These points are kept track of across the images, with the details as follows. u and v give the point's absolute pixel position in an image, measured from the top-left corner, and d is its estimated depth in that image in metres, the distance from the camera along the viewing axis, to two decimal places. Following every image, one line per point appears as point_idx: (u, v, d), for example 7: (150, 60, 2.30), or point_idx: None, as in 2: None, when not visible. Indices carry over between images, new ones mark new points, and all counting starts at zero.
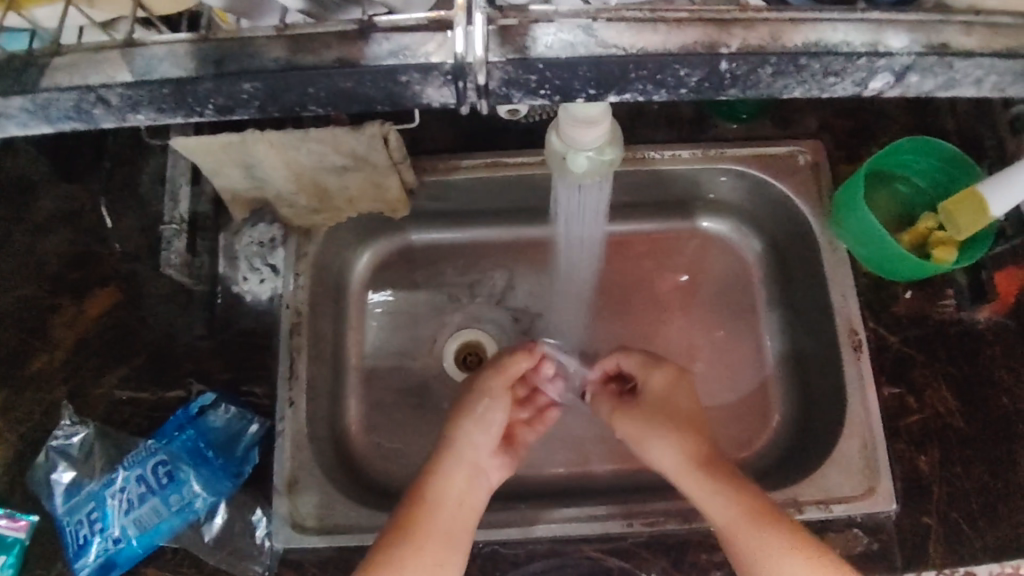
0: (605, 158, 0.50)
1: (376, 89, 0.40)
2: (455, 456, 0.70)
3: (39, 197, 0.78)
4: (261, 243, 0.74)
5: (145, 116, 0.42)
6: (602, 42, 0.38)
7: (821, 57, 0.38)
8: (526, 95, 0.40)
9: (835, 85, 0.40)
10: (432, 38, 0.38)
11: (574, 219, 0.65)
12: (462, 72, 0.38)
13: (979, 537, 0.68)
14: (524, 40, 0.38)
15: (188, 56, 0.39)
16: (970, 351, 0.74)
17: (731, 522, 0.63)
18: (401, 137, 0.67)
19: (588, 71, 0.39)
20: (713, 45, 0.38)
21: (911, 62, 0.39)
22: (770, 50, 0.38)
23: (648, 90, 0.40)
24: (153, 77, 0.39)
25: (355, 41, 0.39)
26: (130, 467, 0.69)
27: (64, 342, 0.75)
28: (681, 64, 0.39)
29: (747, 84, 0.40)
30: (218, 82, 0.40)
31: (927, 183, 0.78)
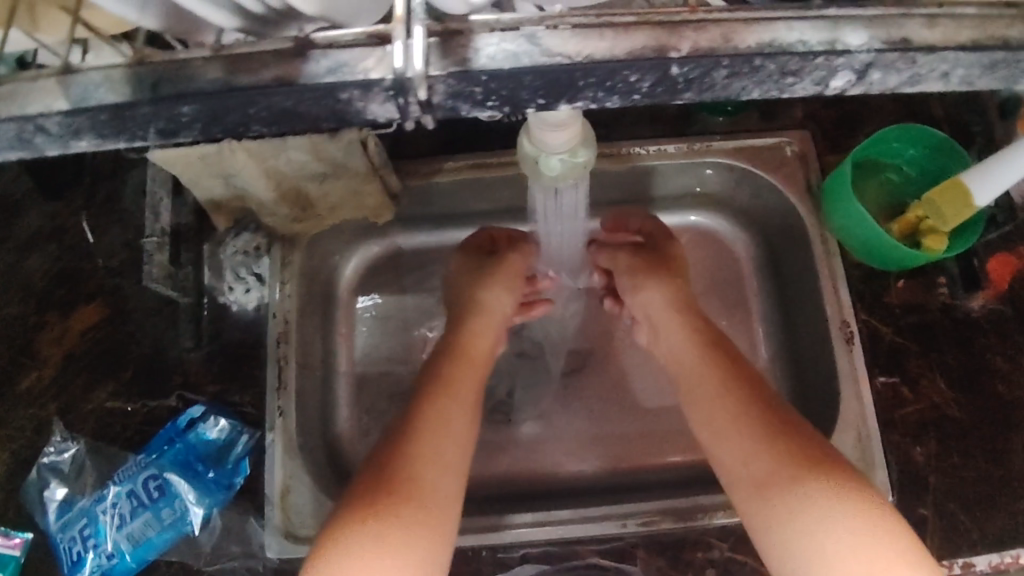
0: (579, 160, 0.49)
1: (319, 107, 0.35)
2: (444, 415, 0.61)
3: (22, 214, 0.78)
4: (245, 252, 0.73)
5: (87, 143, 0.37)
6: (547, 51, 0.34)
7: (776, 58, 0.34)
8: (474, 106, 0.36)
9: (794, 86, 0.36)
10: (371, 53, 0.34)
11: (552, 219, 0.64)
12: (403, 87, 0.34)
13: (977, 528, 0.68)
14: (466, 52, 0.34)
15: (126, 81, 0.35)
16: (964, 339, 0.73)
17: (762, 475, 0.57)
18: (379, 142, 0.67)
19: (533, 81, 0.35)
20: (663, 49, 0.34)
21: (872, 60, 0.35)
22: (724, 51, 0.34)
23: (600, 97, 0.36)
24: (90, 104, 0.35)
25: (292, 58, 0.34)
26: (121, 483, 0.69)
27: (52, 359, 0.74)
28: (631, 70, 0.35)
29: (703, 87, 0.36)
30: (156, 106, 0.35)
31: (916, 171, 0.77)
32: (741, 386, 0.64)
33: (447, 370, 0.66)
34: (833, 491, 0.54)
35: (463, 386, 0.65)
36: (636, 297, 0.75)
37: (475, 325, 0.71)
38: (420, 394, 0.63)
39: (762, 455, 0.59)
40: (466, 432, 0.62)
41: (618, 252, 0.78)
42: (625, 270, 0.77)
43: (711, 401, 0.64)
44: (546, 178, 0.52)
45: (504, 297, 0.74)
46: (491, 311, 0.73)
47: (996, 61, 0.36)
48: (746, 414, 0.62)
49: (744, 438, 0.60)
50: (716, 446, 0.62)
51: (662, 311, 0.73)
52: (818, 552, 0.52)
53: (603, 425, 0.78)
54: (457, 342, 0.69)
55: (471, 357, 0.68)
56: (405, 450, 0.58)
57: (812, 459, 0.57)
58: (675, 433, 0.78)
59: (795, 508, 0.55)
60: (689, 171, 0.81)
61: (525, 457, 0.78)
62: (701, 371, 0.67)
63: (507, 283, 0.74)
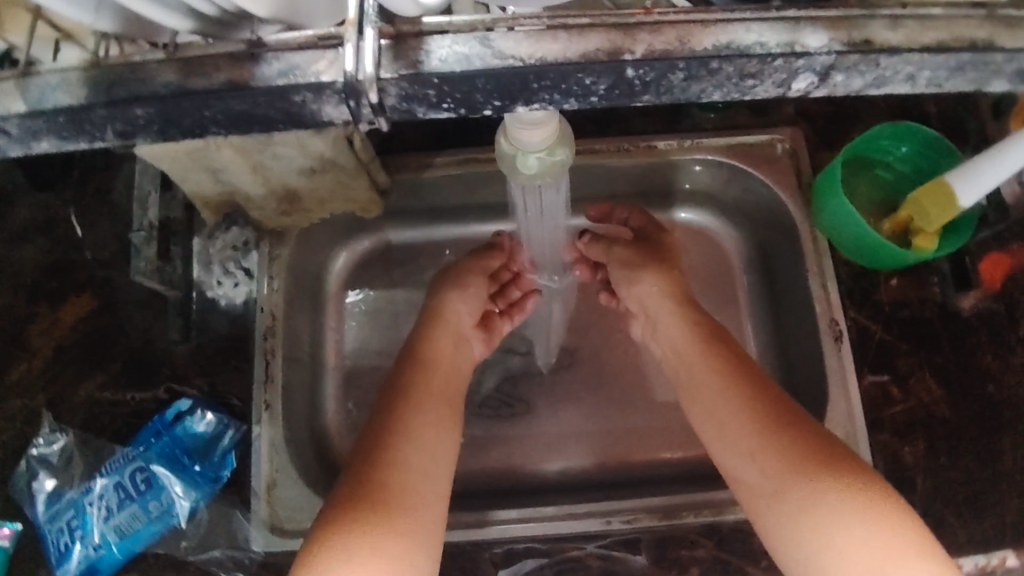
0: (557, 158, 0.49)
1: (272, 110, 0.36)
2: (415, 425, 0.61)
3: (13, 206, 0.78)
4: (234, 247, 0.73)
5: (47, 144, 0.38)
6: (499, 53, 0.34)
7: (733, 60, 0.34)
8: (429, 108, 0.36)
9: (755, 88, 0.36)
10: (323, 55, 0.34)
11: (534, 218, 0.64)
12: (354, 90, 0.34)
13: (964, 528, 0.68)
14: (416, 54, 0.34)
15: (81, 84, 0.36)
16: (954, 338, 0.73)
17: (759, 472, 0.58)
18: (366, 138, 0.67)
19: (486, 84, 0.35)
20: (616, 52, 0.34)
21: (832, 62, 0.35)
22: (678, 54, 0.34)
23: (557, 100, 0.36)
24: (46, 105, 0.36)
25: (243, 62, 0.35)
26: (108, 475, 0.69)
27: (42, 351, 0.74)
28: (585, 73, 0.35)
29: (660, 90, 0.36)
30: (110, 109, 0.36)
31: (908, 168, 0.77)
32: (728, 369, 0.64)
33: (415, 378, 0.65)
34: (834, 484, 0.54)
35: (434, 395, 0.65)
36: (632, 290, 0.74)
37: (437, 331, 0.70)
38: (388, 403, 0.63)
39: (766, 443, 0.58)
40: (441, 441, 0.62)
41: (611, 245, 0.77)
42: (617, 263, 0.76)
43: (714, 392, 0.63)
44: (524, 175, 0.52)
45: (461, 305, 0.73)
46: (446, 317, 0.72)
47: (962, 64, 0.35)
48: (749, 404, 0.61)
49: (749, 428, 0.60)
50: (722, 437, 0.62)
51: (660, 303, 0.71)
52: (825, 542, 0.52)
53: (595, 421, 0.79)
54: (422, 351, 0.68)
55: (432, 364, 0.67)
56: (380, 458, 0.58)
57: (816, 448, 0.56)
58: (663, 430, 0.78)
59: (796, 502, 0.54)
60: (681, 167, 0.81)
61: (514, 452, 0.78)
62: (696, 360, 0.66)
63: (462, 284, 0.74)
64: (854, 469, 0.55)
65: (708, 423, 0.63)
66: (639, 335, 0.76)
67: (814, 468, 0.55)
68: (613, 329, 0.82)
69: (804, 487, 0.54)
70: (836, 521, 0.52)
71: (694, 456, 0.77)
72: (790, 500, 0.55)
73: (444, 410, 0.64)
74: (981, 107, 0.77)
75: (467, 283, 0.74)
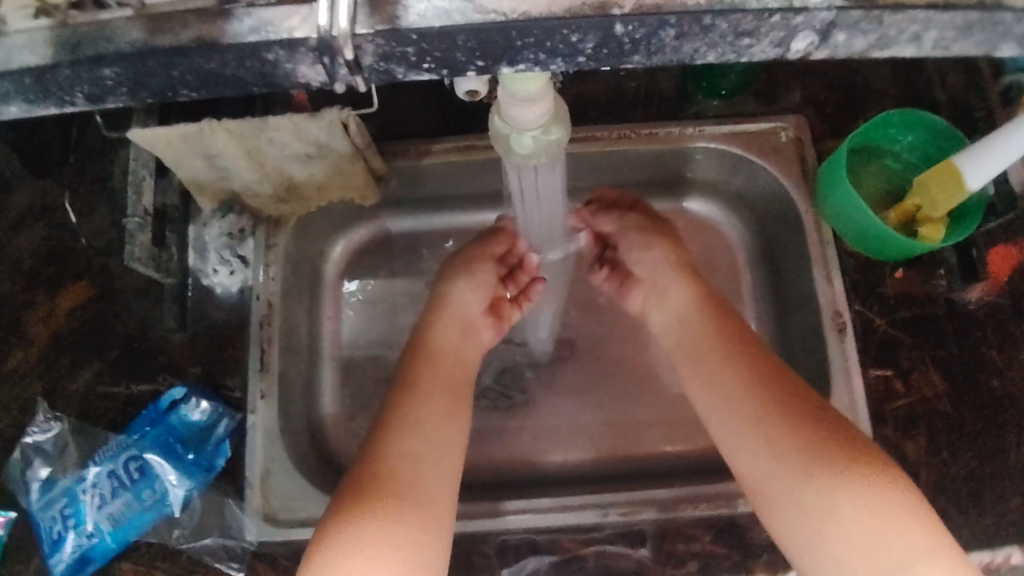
0: (553, 137, 0.48)
1: (244, 70, 0.36)
2: (420, 416, 0.60)
3: (9, 192, 0.77)
4: (229, 234, 0.74)
5: (16, 109, 0.38)
6: (481, 8, 0.34)
7: (728, 15, 0.34)
8: (409, 69, 0.36)
9: (752, 48, 0.36)
10: (296, 12, 0.34)
11: (533, 199, 0.62)
12: (329, 48, 0.34)
13: (967, 523, 0.67)
14: (395, 9, 0.34)
15: (47, 43, 0.36)
16: (960, 332, 0.72)
17: (762, 468, 0.57)
18: (362, 120, 0.66)
19: (468, 41, 0.35)
20: (604, 5, 0.34)
21: (833, 19, 0.34)
22: (668, 8, 0.34)
23: (542, 60, 0.36)
24: (13, 65, 0.36)
25: (215, 18, 0.35)
26: (102, 463, 0.68)
27: (38, 339, 0.74)
28: (571, 30, 0.34)
29: (651, 50, 0.36)
30: (77, 68, 0.36)
31: (916, 158, 0.75)
32: (733, 358, 0.63)
33: (419, 370, 0.64)
34: (840, 484, 0.53)
35: (442, 384, 0.63)
36: (645, 254, 0.73)
37: (448, 319, 0.69)
38: (393, 396, 0.62)
39: (770, 420, 0.58)
40: (448, 427, 0.61)
41: (627, 213, 0.75)
42: (633, 228, 0.74)
43: (713, 372, 0.63)
44: (519, 157, 0.51)
45: (468, 292, 0.71)
46: (452, 303, 0.70)
47: (970, 22, 0.35)
48: (750, 383, 0.61)
49: (750, 407, 0.60)
50: (719, 416, 0.61)
51: (669, 275, 0.71)
52: (836, 515, 0.52)
53: (594, 413, 0.78)
54: (431, 341, 0.67)
55: (444, 356, 0.66)
56: (383, 454, 0.57)
57: (820, 425, 0.57)
58: (664, 422, 0.77)
59: (802, 501, 0.54)
60: (682, 155, 0.80)
61: (514, 444, 0.77)
62: (701, 348, 0.65)
63: (471, 271, 0.71)
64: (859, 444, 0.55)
65: (711, 411, 0.62)
66: (638, 305, 0.74)
67: (820, 443, 0.56)
68: (613, 323, 0.81)
69: (811, 464, 0.55)
70: (847, 495, 0.53)
71: (696, 449, 0.76)
72: (797, 476, 0.55)
73: (454, 394, 0.63)
74: (990, 95, 0.76)
75: (474, 270, 0.72)
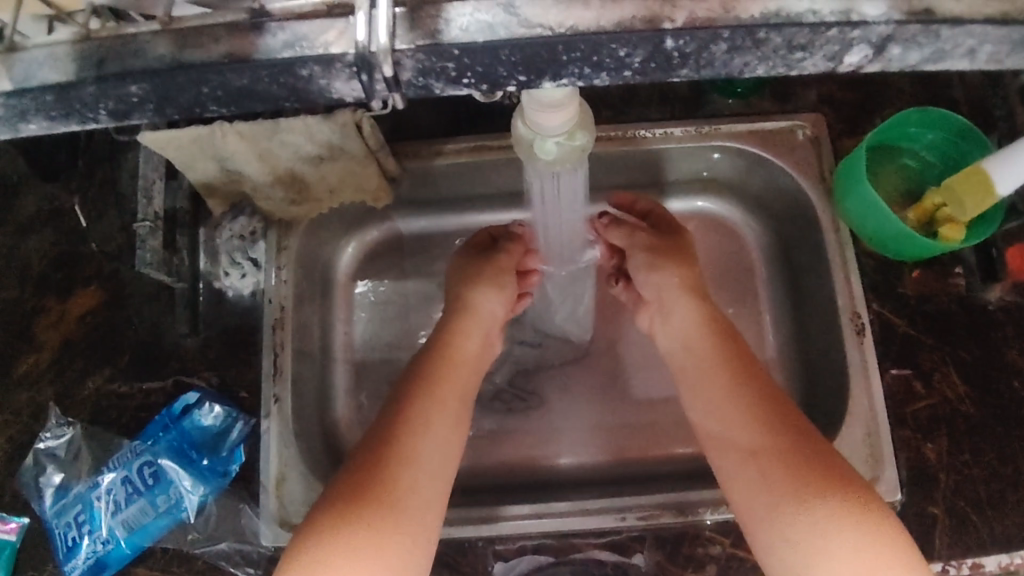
0: (577, 143, 0.47)
1: (277, 86, 0.35)
2: (424, 418, 0.57)
3: (19, 197, 0.76)
4: (241, 237, 0.72)
5: (36, 127, 0.37)
6: (526, 21, 0.33)
7: (783, 29, 0.33)
8: (448, 84, 0.35)
9: (804, 62, 0.35)
10: (332, 26, 0.33)
11: (550, 201, 0.60)
12: (367, 64, 0.33)
13: (986, 526, 0.66)
14: (436, 23, 0.33)
15: (70, 59, 0.35)
16: (979, 332, 0.71)
17: (754, 486, 0.55)
18: (375, 123, 0.65)
19: (511, 55, 0.34)
20: (654, 19, 0.33)
21: (891, 33, 0.33)
22: (722, 22, 0.33)
23: (587, 74, 0.35)
24: (32, 83, 0.35)
25: (246, 33, 0.34)
26: (116, 468, 0.68)
27: (49, 345, 0.73)
28: (619, 44, 0.33)
29: (699, 64, 0.34)
30: (101, 86, 0.35)
31: (934, 157, 0.75)
32: (740, 372, 0.61)
33: (429, 371, 0.61)
34: (833, 511, 0.51)
35: (448, 391, 0.61)
36: (652, 277, 0.70)
37: (459, 325, 0.66)
38: (402, 395, 0.60)
39: (769, 454, 0.56)
40: (450, 435, 0.58)
41: (636, 231, 0.72)
42: (642, 249, 0.71)
43: (719, 398, 0.61)
44: (543, 162, 0.50)
45: (493, 301, 0.68)
46: (478, 312, 0.67)
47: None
48: (757, 414, 0.58)
49: (751, 438, 0.57)
50: (722, 443, 0.59)
51: (676, 295, 0.68)
52: (822, 555, 0.50)
53: (609, 416, 0.77)
54: (441, 343, 0.64)
55: (454, 359, 0.63)
56: (386, 452, 0.55)
57: (819, 465, 0.54)
58: (682, 424, 0.76)
59: (790, 523, 0.52)
60: (698, 155, 0.79)
61: (527, 447, 0.76)
62: (708, 357, 0.63)
63: (497, 281, 0.69)
64: (858, 488, 0.52)
65: (711, 422, 0.61)
66: (648, 326, 0.72)
67: (816, 482, 0.53)
68: (628, 325, 0.80)
69: (803, 489, 0.53)
70: (835, 534, 0.50)
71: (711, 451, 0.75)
72: (787, 506, 0.53)
73: (457, 403, 0.61)
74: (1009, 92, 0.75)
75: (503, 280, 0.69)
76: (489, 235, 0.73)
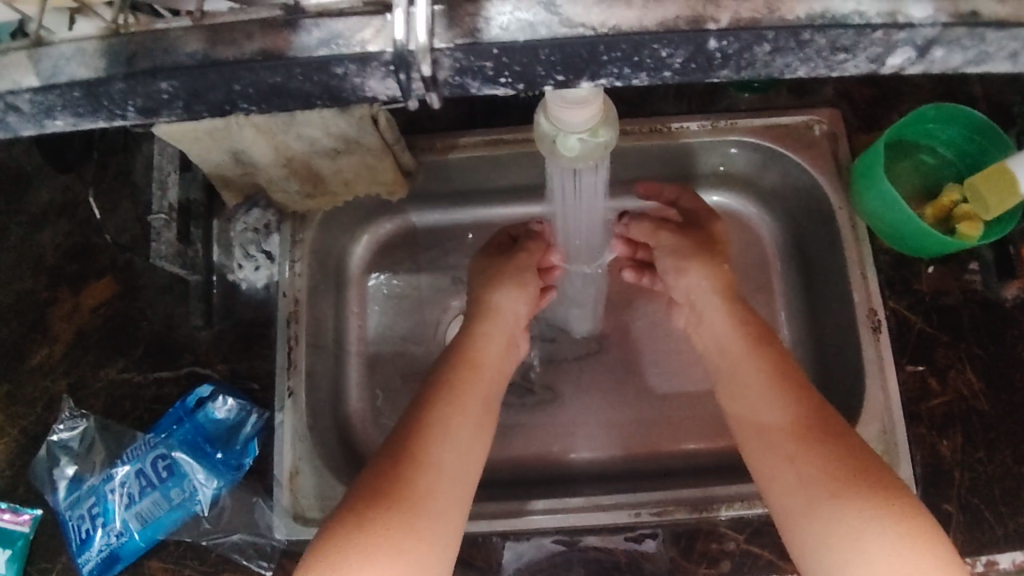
0: (600, 139, 0.47)
1: (310, 84, 0.34)
2: (444, 424, 0.57)
3: (34, 188, 0.76)
4: (256, 229, 0.72)
5: (62, 123, 0.37)
6: (567, 21, 0.33)
7: (827, 31, 0.33)
8: (484, 83, 0.35)
9: (846, 63, 0.34)
10: (369, 23, 0.33)
11: (573, 198, 0.60)
12: (404, 62, 0.33)
13: (1001, 524, 0.66)
14: (475, 21, 0.33)
15: (98, 55, 0.34)
16: (996, 330, 0.70)
17: (787, 487, 0.55)
18: (391, 116, 0.65)
19: (551, 55, 0.33)
20: (698, 20, 0.33)
21: (935, 36, 0.33)
22: (766, 24, 0.32)
23: (626, 74, 0.35)
24: (60, 79, 0.35)
25: (280, 29, 0.34)
26: (130, 462, 0.68)
27: (63, 335, 0.73)
28: (660, 44, 0.33)
29: (740, 64, 0.34)
30: (131, 82, 0.34)
31: (954, 154, 0.74)
32: (772, 370, 0.61)
33: (450, 377, 0.61)
34: (865, 514, 0.51)
35: (470, 396, 0.60)
36: (680, 280, 0.70)
37: (484, 328, 0.66)
38: (422, 400, 0.59)
39: (804, 452, 0.55)
40: (472, 441, 0.58)
41: (661, 229, 0.72)
42: (667, 250, 0.71)
43: (757, 396, 0.60)
44: (565, 159, 0.50)
45: (518, 303, 0.68)
46: (502, 314, 0.67)
47: None
48: (790, 413, 0.58)
49: (788, 440, 0.57)
50: (760, 442, 0.59)
51: (706, 298, 0.68)
52: (859, 555, 0.49)
53: (623, 411, 0.76)
54: (464, 348, 0.64)
55: (477, 364, 0.63)
56: (404, 456, 0.54)
57: (854, 462, 0.54)
58: (697, 419, 0.76)
59: (823, 526, 0.52)
60: (715, 149, 0.78)
61: (539, 440, 0.76)
62: (741, 357, 0.63)
63: (518, 280, 0.68)
64: (892, 486, 0.52)
65: (745, 422, 0.61)
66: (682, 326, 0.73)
67: (852, 482, 0.53)
68: (640, 321, 0.79)
69: (836, 491, 0.53)
70: (873, 535, 0.50)
71: (723, 446, 0.75)
72: (819, 509, 0.53)
73: (482, 406, 0.60)
74: None
75: (525, 279, 0.68)
76: (509, 236, 0.73)
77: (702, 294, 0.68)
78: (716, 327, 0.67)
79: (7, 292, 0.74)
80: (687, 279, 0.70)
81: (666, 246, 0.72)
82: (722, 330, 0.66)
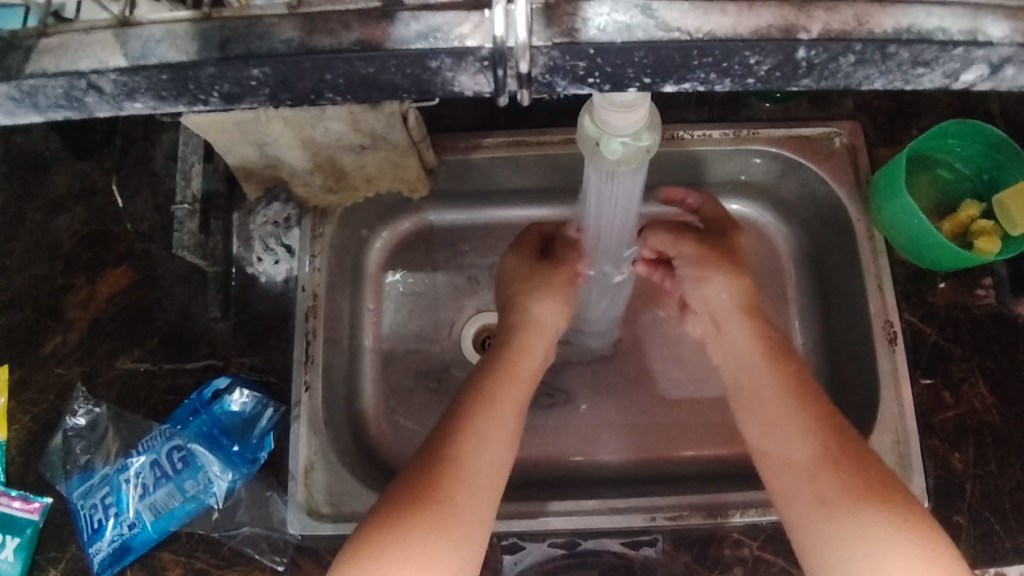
0: (643, 144, 0.49)
1: (401, 76, 0.35)
2: (481, 433, 0.57)
3: (54, 174, 0.76)
4: (275, 223, 0.71)
5: (141, 105, 0.37)
6: (664, 24, 0.33)
7: (912, 45, 0.33)
8: (572, 82, 0.35)
9: (922, 77, 0.35)
10: (467, 19, 0.33)
11: (607, 199, 0.60)
12: (502, 58, 0.33)
13: (1012, 538, 0.66)
14: (573, 21, 0.33)
15: (190, 38, 0.35)
16: (1011, 344, 0.71)
17: (806, 499, 0.55)
18: (419, 115, 0.65)
19: (645, 57, 0.34)
20: (790, 29, 0.33)
21: (1011, 55, 0.33)
22: (856, 35, 0.33)
23: (711, 80, 0.35)
24: (149, 61, 0.35)
25: (377, 22, 0.34)
26: (145, 452, 0.68)
27: (78, 322, 0.73)
28: (752, 51, 0.33)
29: (823, 74, 0.35)
30: (222, 67, 0.35)
31: (970, 169, 0.74)
32: (794, 382, 0.61)
33: (491, 386, 0.61)
34: (890, 531, 0.51)
35: (506, 407, 0.60)
36: (700, 289, 0.70)
37: (525, 341, 0.66)
38: (457, 407, 0.59)
39: (824, 468, 0.55)
40: (506, 448, 0.58)
41: (682, 239, 0.72)
42: (689, 260, 0.71)
43: (778, 408, 0.60)
44: (606, 163, 0.51)
45: (547, 309, 0.68)
46: (534, 321, 0.67)
47: None
48: (812, 424, 0.58)
49: (809, 452, 0.57)
50: (777, 455, 0.59)
51: (730, 311, 0.68)
52: (874, 569, 0.49)
53: (635, 415, 0.76)
54: (501, 358, 0.64)
55: (514, 376, 0.63)
56: (440, 461, 0.55)
57: (878, 483, 0.54)
58: (707, 427, 0.76)
59: (846, 537, 0.52)
60: (737, 158, 0.78)
61: (549, 441, 0.76)
62: (764, 366, 0.63)
63: (562, 297, 0.68)
64: (914, 508, 0.52)
65: (763, 428, 0.61)
66: (697, 334, 0.73)
67: (874, 501, 0.52)
68: (652, 326, 0.80)
69: (859, 506, 0.53)
70: (890, 550, 0.50)
71: (731, 454, 0.75)
72: (842, 521, 0.53)
73: (513, 413, 0.60)
74: None
75: (553, 285, 0.69)
76: (535, 240, 0.73)
77: (727, 310, 0.68)
78: (737, 337, 0.66)
79: (22, 277, 0.74)
80: (709, 297, 0.70)
81: (694, 250, 0.71)
82: (746, 338, 0.66)
